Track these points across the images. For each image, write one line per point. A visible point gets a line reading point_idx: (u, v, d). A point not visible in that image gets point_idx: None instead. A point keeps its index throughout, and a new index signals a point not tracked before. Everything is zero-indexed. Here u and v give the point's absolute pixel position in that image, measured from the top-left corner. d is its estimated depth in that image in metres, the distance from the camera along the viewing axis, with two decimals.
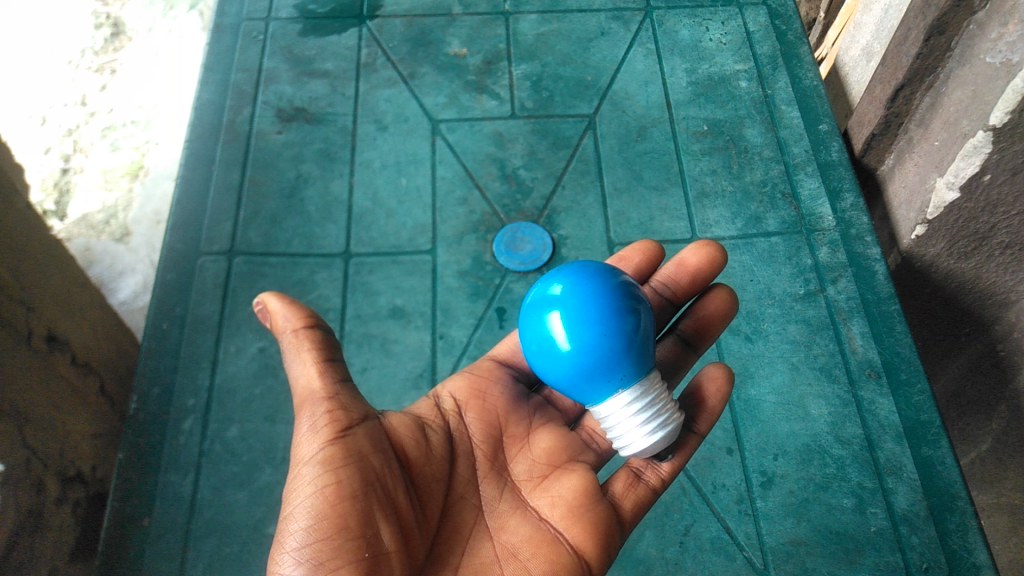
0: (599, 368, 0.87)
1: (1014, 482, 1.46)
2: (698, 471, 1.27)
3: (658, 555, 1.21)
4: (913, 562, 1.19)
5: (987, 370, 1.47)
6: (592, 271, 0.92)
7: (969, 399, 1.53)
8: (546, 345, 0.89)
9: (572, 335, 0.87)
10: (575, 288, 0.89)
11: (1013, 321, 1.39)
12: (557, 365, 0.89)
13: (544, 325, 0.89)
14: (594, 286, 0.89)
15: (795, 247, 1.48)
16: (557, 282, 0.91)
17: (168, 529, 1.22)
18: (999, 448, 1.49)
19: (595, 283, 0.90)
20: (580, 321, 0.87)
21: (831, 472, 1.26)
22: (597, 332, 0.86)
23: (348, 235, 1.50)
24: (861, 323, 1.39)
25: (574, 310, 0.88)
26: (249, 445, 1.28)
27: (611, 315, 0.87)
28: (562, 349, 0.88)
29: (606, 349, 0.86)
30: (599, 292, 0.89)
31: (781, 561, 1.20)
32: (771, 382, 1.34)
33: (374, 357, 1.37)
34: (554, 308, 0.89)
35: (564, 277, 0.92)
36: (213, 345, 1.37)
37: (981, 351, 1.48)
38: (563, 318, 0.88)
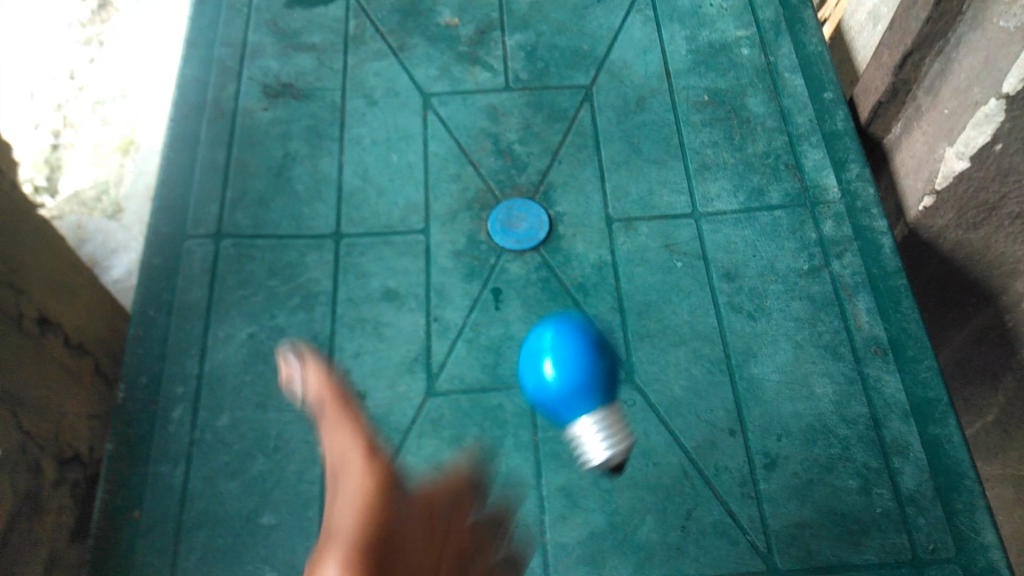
0: (582, 397, 0.89)
1: (1020, 454, 1.50)
2: (700, 454, 1.24)
3: (660, 540, 1.18)
4: (920, 543, 1.17)
5: (994, 341, 1.46)
6: (578, 322, 0.97)
7: (974, 370, 1.53)
8: (538, 378, 0.92)
9: (559, 371, 0.90)
10: (564, 335, 0.94)
11: (1021, 293, 1.36)
12: (545, 398, 0.91)
13: (536, 365, 0.93)
14: (582, 335, 0.94)
15: (799, 221, 1.43)
16: (547, 329, 0.96)
17: (160, 521, 1.20)
18: (1005, 420, 1.51)
19: (583, 334, 0.94)
20: (567, 359, 0.91)
21: (836, 453, 1.23)
22: (580, 367, 0.90)
23: (339, 215, 1.45)
24: (867, 300, 1.35)
25: (564, 352, 0.91)
26: (241, 434, 1.26)
27: (594, 358, 0.91)
28: (550, 380, 0.90)
29: (590, 381, 0.89)
30: (586, 341, 0.93)
31: (785, 545, 1.17)
32: (774, 361, 1.31)
33: (367, 341, 1.33)
34: (546, 350, 0.92)
35: (552, 325, 0.96)
36: (201, 333, 1.34)
37: (987, 322, 1.46)
38: (553, 358, 0.91)
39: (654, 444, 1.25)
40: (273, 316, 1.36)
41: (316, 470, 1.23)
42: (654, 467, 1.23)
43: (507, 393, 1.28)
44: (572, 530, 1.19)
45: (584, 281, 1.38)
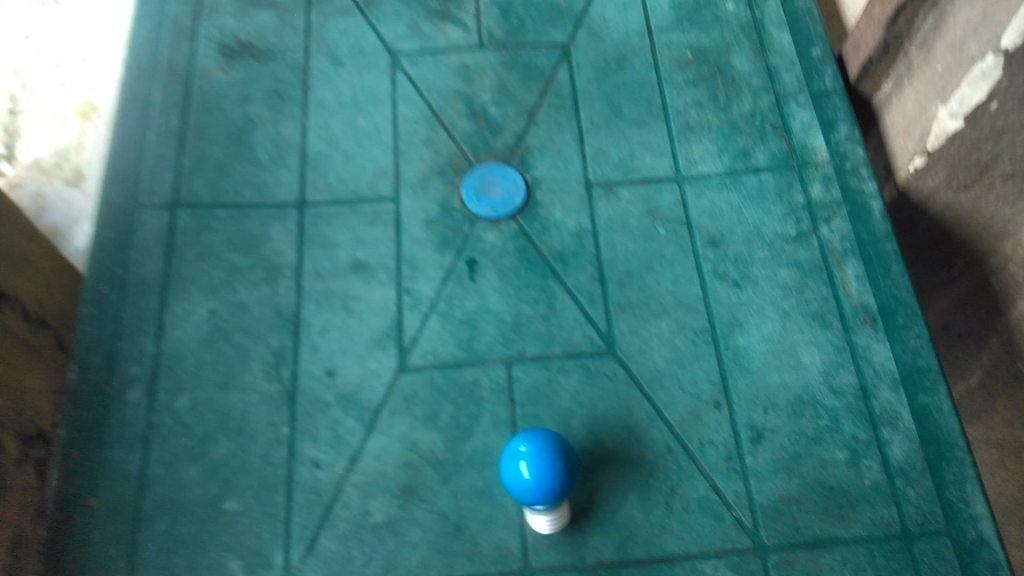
0: (549, 495, 1.01)
1: (1004, 416, 1.42)
2: (685, 428, 1.19)
3: (643, 518, 1.13)
4: (909, 515, 1.13)
5: (981, 302, 1.39)
6: (550, 437, 1.03)
7: (958, 331, 1.48)
8: (511, 472, 1.02)
9: (535, 476, 1.00)
10: (538, 446, 1.01)
11: (1007, 256, 1.31)
12: (522, 494, 1.01)
13: (513, 464, 1.01)
14: (555, 443, 1.02)
15: (786, 184, 1.38)
16: (523, 442, 1.03)
17: (118, 509, 1.14)
18: (990, 381, 1.43)
19: (554, 439, 1.03)
20: (543, 468, 1.00)
21: (824, 424, 1.19)
22: (551, 472, 1.00)
23: (303, 183, 1.38)
24: (856, 266, 1.30)
25: (539, 458, 1.00)
26: (202, 416, 1.20)
27: (565, 464, 1.01)
28: (521, 479, 1.01)
29: (559, 482, 1.01)
30: (558, 449, 1.02)
31: (771, 520, 1.13)
32: (761, 331, 1.26)
33: (335, 316, 1.27)
34: (523, 453, 1.01)
35: (528, 438, 1.03)
36: (158, 310, 1.27)
37: (973, 284, 1.40)
38: (530, 465, 1.00)
39: (637, 420, 1.20)
40: (235, 290, 1.29)
41: (282, 453, 1.18)
42: (636, 443, 1.18)
43: (483, 368, 1.23)
44: None
45: (563, 250, 1.32)
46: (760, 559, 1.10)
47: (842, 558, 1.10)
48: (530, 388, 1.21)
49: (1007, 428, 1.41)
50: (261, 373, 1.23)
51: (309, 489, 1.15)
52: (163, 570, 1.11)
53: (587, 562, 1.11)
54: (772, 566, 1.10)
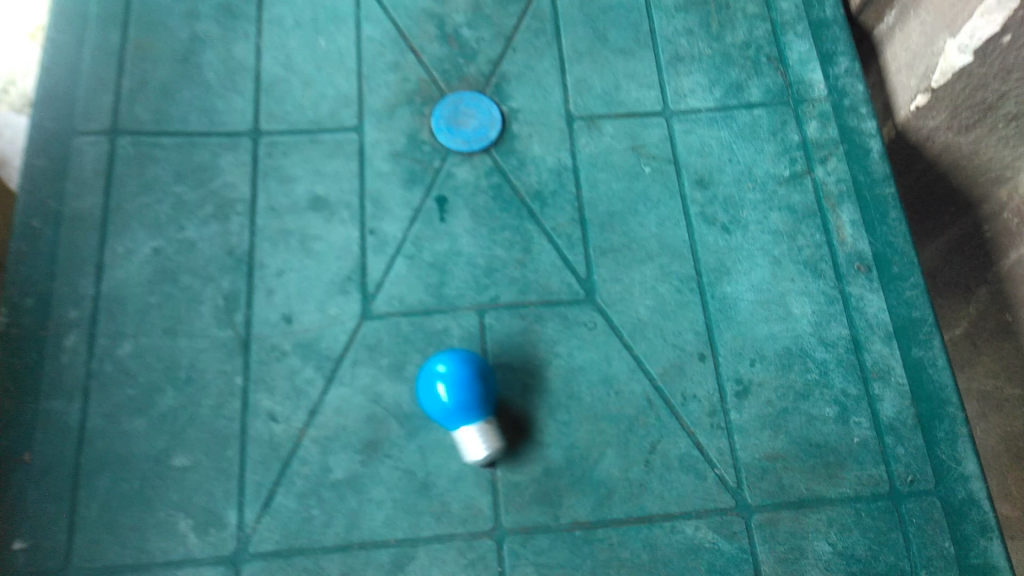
0: (470, 413, 0.98)
1: (988, 368, 1.39)
2: (667, 381, 1.12)
3: (621, 476, 1.07)
4: (898, 475, 1.08)
5: (970, 252, 1.38)
6: (470, 358, 1.01)
7: (944, 281, 1.45)
8: (429, 395, 0.99)
9: (453, 397, 0.97)
10: (457, 367, 0.98)
11: (1003, 202, 1.29)
12: (440, 415, 0.98)
13: (430, 385, 0.99)
14: (474, 365, 1.00)
15: (781, 121, 1.28)
16: (441, 361, 1.00)
17: (54, 465, 1.04)
18: (974, 332, 1.41)
19: (473, 360, 1.00)
20: (460, 389, 0.97)
21: (813, 379, 1.13)
22: (469, 391, 0.97)
23: (257, 109, 1.25)
24: (851, 211, 1.23)
25: (458, 376, 0.98)
26: (147, 364, 1.10)
27: (484, 386, 0.99)
28: (439, 400, 0.98)
29: (477, 404, 0.98)
30: (476, 371, 0.99)
31: (756, 479, 1.08)
32: (749, 279, 1.18)
33: (292, 257, 1.16)
34: (440, 374, 0.98)
35: (447, 358, 1.00)
36: (97, 247, 1.15)
37: (965, 231, 1.38)
38: (448, 385, 0.97)
39: (617, 371, 1.12)
40: (182, 228, 1.17)
41: (235, 405, 1.08)
42: (616, 397, 1.11)
43: (454, 315, 1.14)
44: (524, 467, 1.07)
45: (541, 188, 1.22)
46: (743, 519, 1.06)
47: (828, 518, 1.06)
48: (504, 337, 1.13)
49: (992, 381, 1.38)
50: (211, 318, 1.12)
51: (264, 444, 1.06)
52: (106, 531, 1.02)
53: (562, 522, 1.05)
54: (756, 527, 1.05)
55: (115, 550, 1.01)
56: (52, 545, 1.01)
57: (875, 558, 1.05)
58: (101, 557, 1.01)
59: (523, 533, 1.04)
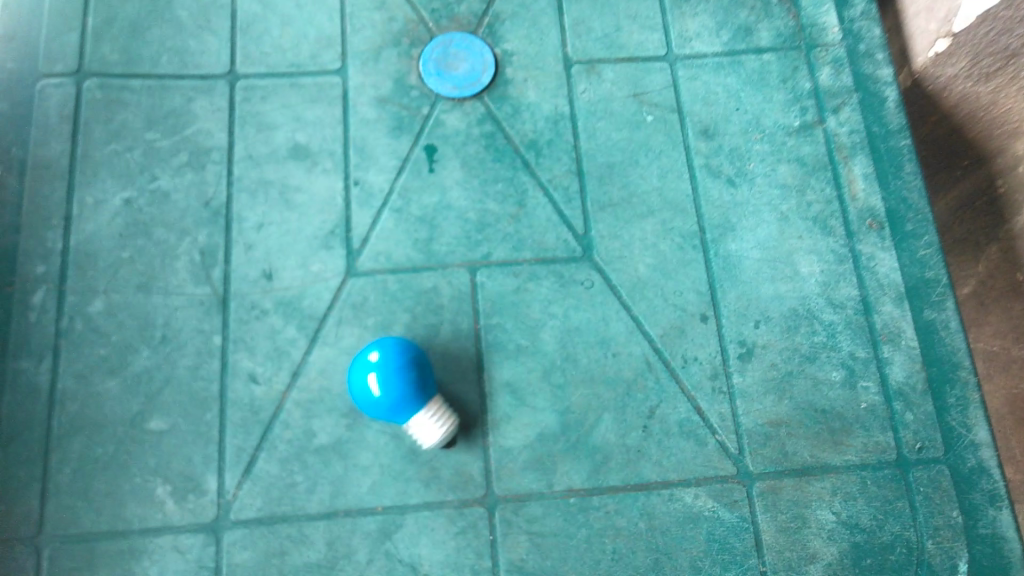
0: (407, 406, 0.92)
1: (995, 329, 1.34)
2: (667, 343, 1.07)
3: (618, 442, 1.02)
4: (906, 442, 1.04)
5: (981, 209, 1.34)
6: (404, 347, 0.95)
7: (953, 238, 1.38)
8: (362, 391, 0.93)
9: (386, 390, 0.91)
10: (388, 359, 0.93)
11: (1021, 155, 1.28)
12: (376, 411, 0.93)
13: (362, 378, 0.93)
14: (408, 352, 0.94)
15: (791, 67, 1.21)
16: (373, 353, 0.94)
17: (24, 428, 0.99)
18: (983, 292, 1.35)
19: (408, 348, 0.95)
20: (394, 380, 0.91)
21: (820, 341, 1.08)
22: (403, 383, 0.92)
23: (233, 51, 1.17)
24: (864, 164, 1.16)
25: (389, 369, 0.92)
26: (119, 323, 1.04)
27: (420, 376, 0.93)
28: (373, 395, 0.92)
29: (415, 395, 0.92)
30: (410, 360, 0.93)
31: (758, 445, 1.03)
32: (755, 236, 1.12)
33: (272, 209, 1.10)
34: (370, 366, 0.92)
35: (380, 349, 0.94)
36: (64, 198, 1.08)
37: (977, 187, 1.34)
38: (379, 379, 0.92)
39: (614, 332, 1.07)
40: (155, 178, 1.10)
41: (213, 366, 1.03)
42: (613, 359, 1.06)
43: (443, 273, 1.08)
44: (517, 433, 1.02)
45: (536, 137, 1.15)
46: (745, 487, 1.02)
47: (832, 486, 1.02)
48: (496, 296, 1.07)
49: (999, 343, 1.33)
50: (187, 275, 1.06)
51: (244, 407, 1.01)
52: (80, 497, 0.97)
53: (556, 489, 1.00)
54: (758, 495, 1.02)
55: (90, 517, 0.96)
56: (24, 512, 0.96)
57: (880, 527, 1.01)
58: (75, 524, 0.96)
59: (515, 501, 1.00)
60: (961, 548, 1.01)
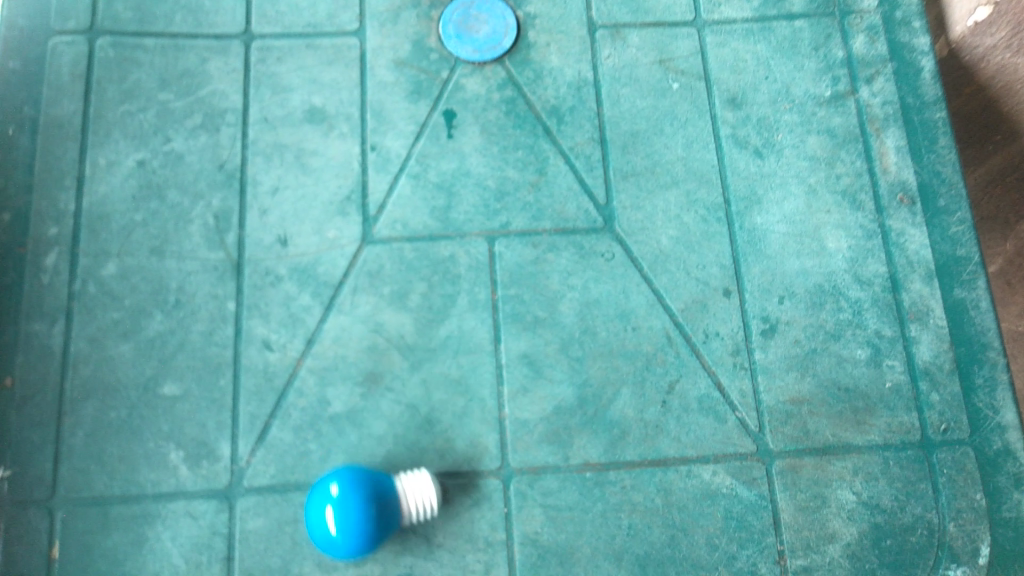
0: (368, 543, 0.87)
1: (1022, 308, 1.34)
2: (689, 317, 1.05)
3: (636, 417, 1.01)
4: (931, 423, 1.02)
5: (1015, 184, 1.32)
6: (365, 477, 0.88)
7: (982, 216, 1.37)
8: (320, 527, 0.87)
9: (343, 528, 0.85)
10: (348, 494, 0.86)
11: None
12: (334, 549, 0.87)
13: (319, 512, 0.87)
14: (369, 484, 0.88)
15: (824, 35, 1.16)
16: (332, 486, 0.87)
17: (37, 390, 0.99)
18: (1009, 270, 1.36)
19: (371, 479, 0.88)
20: (351, 518, 0.85)
21: (845, 319, 1.05)
22: (363, 522, 0.86)
23: (249, 9, 1.14)
24: (897, 136, 1.12)
25: (348, 508, 0.86)
26: (132, 286, 1.02)
27: (380, 511, 0.87)
28: (331, 533, 0.86)
29: (374, 532, 0.87)
30: (372, 494, 0.87)
31: (779, 423, 1.01)
32: (782, 209, 1.09)
33: (288, 173, 1.07)
34: (329, 501, 0.87)
35: (339, 480, 0.88)
36: (76, 159, 1.07)
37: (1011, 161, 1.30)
38: (338, 519, 0.86)
39: (634, 306, 1.05)
40: (169, 139, 1.08)
41: (227, 331, 1.01)
42: (633, 333, 1.04)
43: (461, 242, 1.06)
44: (534, 405, 1.01)
45: (558, 104, 1.12)
46: (764, 466, 1.00)
47: (853, 466, 1.00)
48: (514, 267, 1.05)
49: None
50: (200, 239, 1.05)
51: (258, 373, 1.00)
52: (93, 460, 0.97)
53: (573, 463, 0.99)
54: (777, 474, 1.00)
55: (104, 481, 0.96)
56: (37, 474, 0.96)
57: (902, 509, 0.99)
58: (88, 487, 0.96)
59: (530, 473, 0.98)
60: (983, 532, 0.99)
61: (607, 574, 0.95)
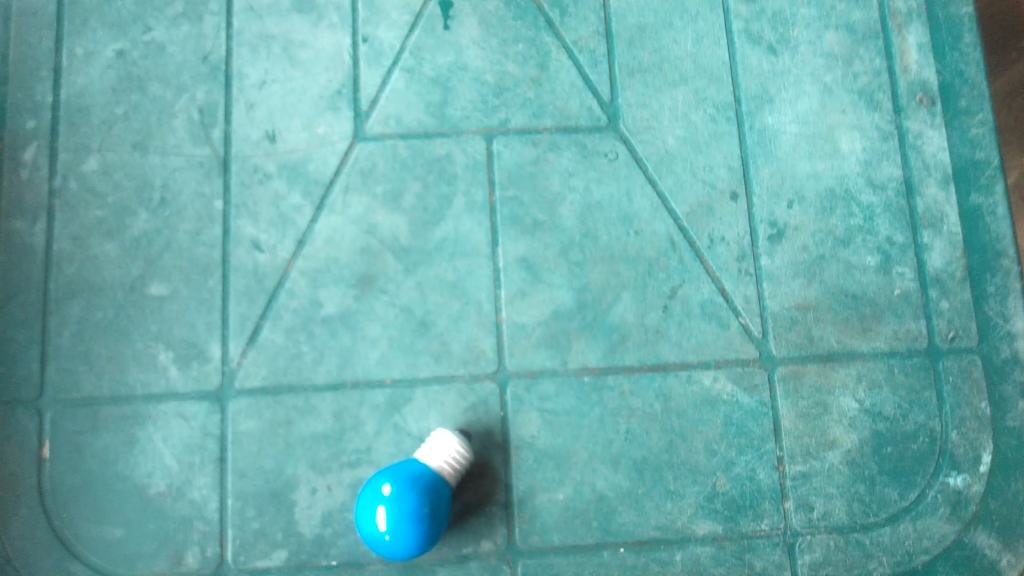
0: (419, 545, 0.83)
1: None
2: (694, 222, 1.01)
3: (637, 323, 0.98)
4: (938, 331, 1.00)
5: None
6: (419, 475, 0.84)
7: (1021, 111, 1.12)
8: (370, 527, 0.83)
9: (395, 528, 0.82)
10: (403, 494, 0.82)
11: None
12: (384, 550, 0.83)
13: (370, 511, 0.83)
14: (423, 483, 0.84)
15: None
16: (385, 485, 0.83)
17: (21, 288, 0.96)
18: None
19: (423, 477, 0.84)
20: (404, 518, 0.81)
21: (856, 224, 1.01)
22: (416, 523, 0.82)
23: None
24: (920, 32, 1.06)
25: (403, 509, 0.82)
26: (115, 183, 0.98)
27: (433, 511, 0.83)
28: (382, 534, 0.82)
29: (427, 533, 0.83)
30: (426, 494, 0.83)
31: (783, 330, 0.99)
32: (794, 109, 1.04)
33: (275, 66, 1.02)
34: (381, 500, 0.82)
35: (393, 478, 0.84)
36: (52, 49, 1.01)
37: None
38: (391, 521, 0.82)
39: (637, 209, 1.01)
40: (149, 28, 1.02)
41: (215, 231, 0.98)
42: (635, 237, 1.00)
43: (457, 141, 1.01)
44: (532, 310, 0.98)
45: None
46: (766, 372, 0.98)
47: (857, 374, 0.98)
48: (513, 167, 1.01)
49: None
50: (185, 135, 1.00)
51: (248, 274, 0.97)
52: (81, 361, 0.95)
53: (571, 367, 0.97)
54: (780, 380, 0.98)
55: (92, 381, 0.94)
56: (25, 374, 0.94)
57: (904, 417, 0.98)
58: (77, 388, 0.94)
59: (527, 378, 0.96)
60: (986, 440, 0.98)
61: (603, 478, 0.95)
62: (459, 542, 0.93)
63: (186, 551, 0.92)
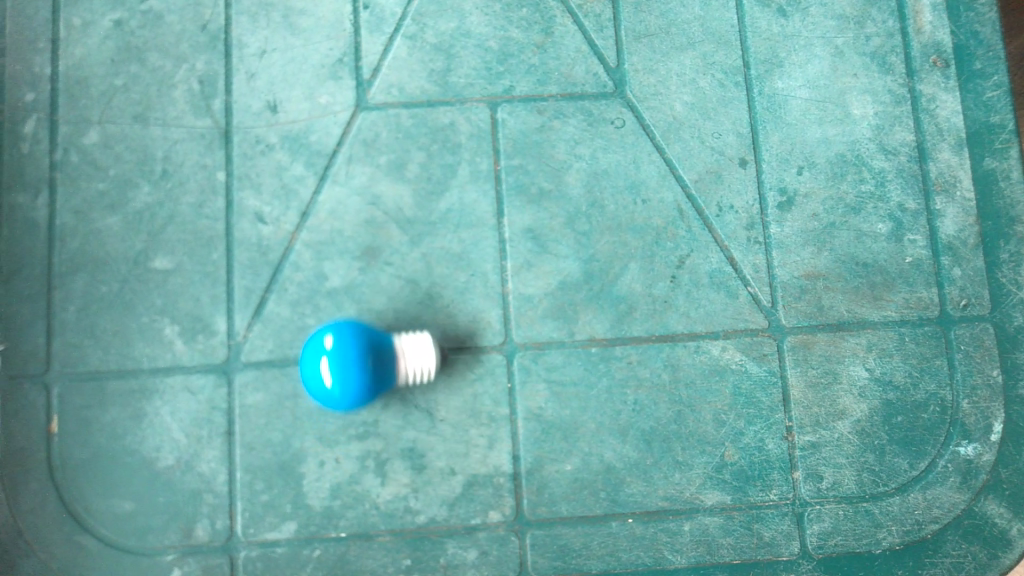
0: (363, 395, 0.84)
1: None
2: (702, 190, 0.99)
3: (644, 293, 0.97)
4: (950, 299, 0.98)
5: None
6: (362, 330, 0.85)
7: None
8: (315, 380, 0.84)
9: (341, 381, 0.83)
10: (344, 344, 0.83)
11: None
12: (329, 401, 0.84)
13: (315, 365, 0.84)
14: (365, 336, 0.85)
15: None
16: (327, 337, 0.84)
17: (25, 263, 0.95)
18: None
19: (367, 333, 0.85)
20: (348, 370, 0.83)
21: (868, 190, 1.00)
22: (360, 374, 0.83)
23: None
24: None
25: (345, 358, 0.83)
26: (117, 155, 0.97)
27: (376, 362, 0.84)
28: (327, 386, 0.83)
29: (371, 384, 0.84)
30: (368, 345, 0.84)
31: (793, 299, 0.98)
32: (804, 73, 1.02)
33: (275, 34, 1.00)
34: (324, 352, 0.83)
35: (334, 331, 0.85)
36: (49, 19, 0.99)
37: None
38: (334, 370, 0.83)
39: (645, 177, 0.99)
40: None
41: (218, 204, 0.97)
42: (643, 206, 0.99)
43: (461, 109, 0.99)
44: (538, 280, 0.97)
45: None
46: (775, 342, 0.97)
47: (868, 342, 0.97)
48: (518, 135, 0.99)
49: None
50: (186, 106, 0.99)
51: (252, 247, 0.96)
52: (86, 334, 0.94)
53: (578, 338, 0.96)
54: (789, 350, 0.97)
55: (98, 355, 0.94)
56: (31, 349, 0.94)
57: (915, 385, 0.97)
58: (84, 362, 0.94)
59: (534, 349, 0.96)
60: (997, 409, 0.97)
61: (611, 449, 0.94)
62: (467, 514, 0.93)
63: (196, 524, 0.92)
